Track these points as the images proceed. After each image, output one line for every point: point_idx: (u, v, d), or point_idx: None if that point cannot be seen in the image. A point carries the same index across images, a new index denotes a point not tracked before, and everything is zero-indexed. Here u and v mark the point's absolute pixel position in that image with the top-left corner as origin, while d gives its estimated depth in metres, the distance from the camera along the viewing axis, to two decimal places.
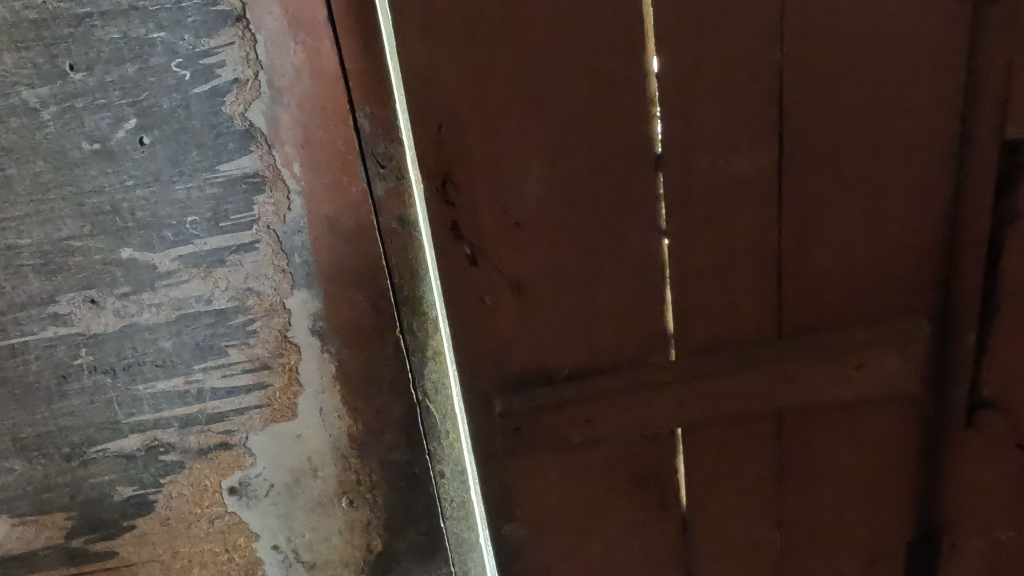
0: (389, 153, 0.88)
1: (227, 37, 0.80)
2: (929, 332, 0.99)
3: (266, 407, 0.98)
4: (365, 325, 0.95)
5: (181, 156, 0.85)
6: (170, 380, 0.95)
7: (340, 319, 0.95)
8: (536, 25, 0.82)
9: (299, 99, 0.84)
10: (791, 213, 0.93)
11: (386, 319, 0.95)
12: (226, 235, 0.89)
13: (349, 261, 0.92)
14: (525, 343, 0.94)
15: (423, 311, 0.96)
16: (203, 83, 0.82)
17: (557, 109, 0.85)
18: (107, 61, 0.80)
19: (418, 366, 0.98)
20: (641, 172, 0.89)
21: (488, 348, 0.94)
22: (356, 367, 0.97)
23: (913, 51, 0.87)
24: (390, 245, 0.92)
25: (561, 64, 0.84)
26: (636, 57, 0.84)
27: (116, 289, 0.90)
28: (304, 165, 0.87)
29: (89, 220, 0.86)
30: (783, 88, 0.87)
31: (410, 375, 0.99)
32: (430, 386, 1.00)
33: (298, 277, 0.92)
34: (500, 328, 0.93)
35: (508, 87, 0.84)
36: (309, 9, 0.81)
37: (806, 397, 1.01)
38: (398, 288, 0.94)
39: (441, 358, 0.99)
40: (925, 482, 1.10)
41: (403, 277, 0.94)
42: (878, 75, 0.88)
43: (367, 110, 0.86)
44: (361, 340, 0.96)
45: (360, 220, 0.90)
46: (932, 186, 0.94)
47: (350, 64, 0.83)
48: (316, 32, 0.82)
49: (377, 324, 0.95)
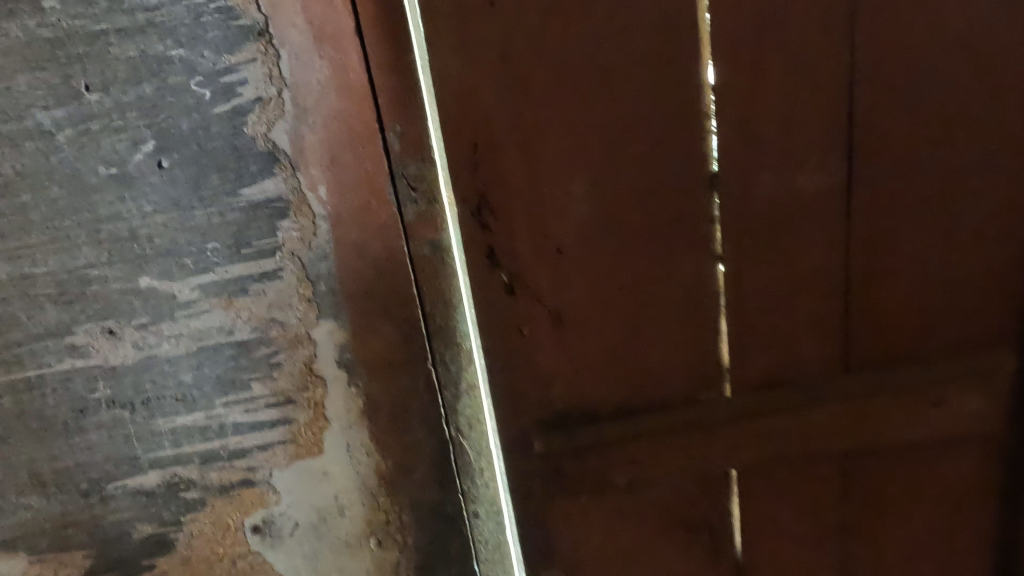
0: (421, 175, 0.82)
1: (249, 53, 0.75)
2: (1013, 366, 0.90)
3: (290, 443, 0.92)
4: (395, 357, 0.89)
5: (202, 180, 0.80)
6: (191, 415, 0.90)
7: (369, 351, 0.89)
8: (581, 36, 0.75)
9: (325, 118, 0.78)
10: (860, 235, 0.85)
11: (417, 351, 0.89)
12: (248, 262, 0.83)
13: (377, 290, 0.86)
14: (566, 377, 0.88)
15: (457, 342, 0.90)
16: (224, 102, 0.77)
17: (603, 126, 0.79)
18: (124, 80, 0.75)
19: (451, 402, 0.93)
20: (694, 193, 0.82)
21: (527, 383, 0.88)
22: (385, 402, 0.91)
23: (1002, 56, 0.78)
24: (422, 272, 0.86)
25: (608, 77, 0.77)
26: (691, 68, 0.77)
27: (134, 319, 0.85)
28: (331, 188, 0.81)
29: (106, 248, 0.82)
30: (853, 99, 0.79)
31: (442, 410, 0.92)
32: (463, 422, 0.94)
33: (324, 307, 0.86)
34: (539, 361, 0.87)
35: (550, 104, 0.77)
36: (336, 22, 0.75)
37: (875, 436, 0.92)
38: (430, 318, 0.88)
39: (475, 392, 0.94)
40: (1008, 530, 1.00)
41: (435, 306, 0.88)
42: (963, 83, 0.78)
43: (397, 129, 0.80)
44: (390, 372, 0.90)
45: (389, 246, 0.84)
46: (1020, 205, 0.84)
47: (379, 80, 0.78)
48: (343, 45, 0.76)
49: (408, 356, 0.89)
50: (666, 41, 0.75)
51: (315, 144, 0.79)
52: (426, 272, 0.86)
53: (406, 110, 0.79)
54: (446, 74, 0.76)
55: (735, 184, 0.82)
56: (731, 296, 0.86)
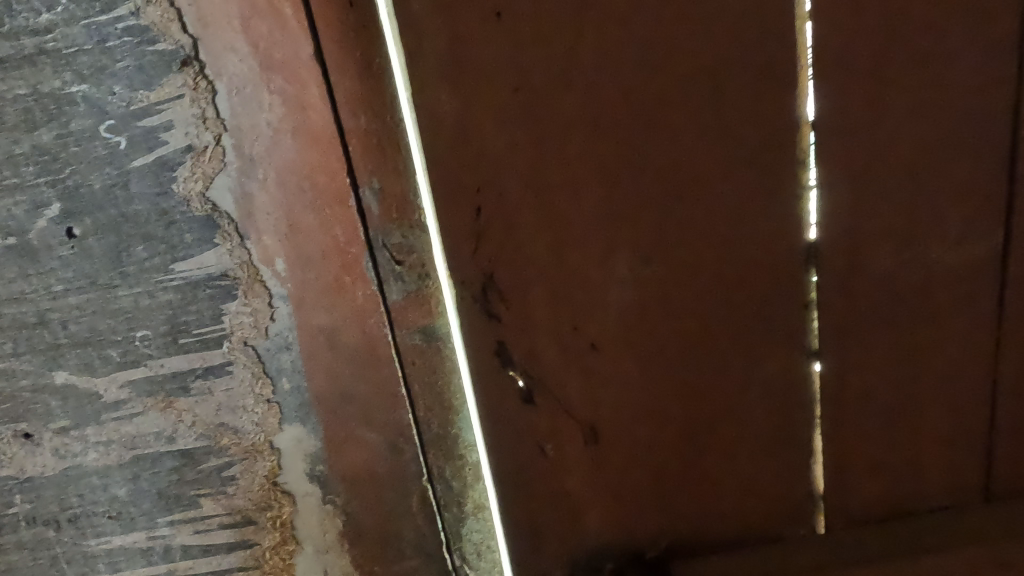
0: (408, 245, 0.61)
1: (173, 88, 0.56)
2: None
3: (252, 569, 0.73)
4: (381, 470, 0.69)
5: (122, 252, 0.61)
6: (128, 535, 0.71)
7: (347, 463, 0.69)
8: (629, 62, 0.54)
9: (278, 171, 0.58)
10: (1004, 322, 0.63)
11: (409, 463, 0.69)
12: (188, 354, 0.64)
13: (356, 388, 0.66)
14: (603, 505, 0.68)
15: (460, 455, 0.69)
16: (146, 153, 0.58)
17: (658, 184, 0.58)
18: (14, 127, 0.57)
19: (454, 526, 0.72)
20: (778, 270, 0.61)
21: (554, 510, 0.68)
22: (370, 522, 0.71)
23: None
24: (413, 368, 0.65)
25: (665, 120, 0.56)
26: (783, 102, 0.56)
27: (52, 422, 0.67)
28: (289, 261, 0.61)
29: (10, 336, 0.64)
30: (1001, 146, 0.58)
31: (443, 536, 0.72)
32: (470, 550, 0.73)
33: (288, 409, 0.67)
34: (569, 485, 0.67)
35: (583, 156, 0.56)
36: (286, 44, 0.55)
37: None
38: (424, 425, 0.67)
39: (486, 514, 0.72)
40: None
41: (431, 410, 0.67)
42: None
43: (374, 184, 0.59)
44: (375, 488, 0.70)
45: (369, 334, 0.64)
46: None
47: (349, 120, 0.57)
48: (296, 75, 0.56)
49: (397, 469, 0.69)
50: (744, 68, 0.55)
51: (265, 206, 0.59)
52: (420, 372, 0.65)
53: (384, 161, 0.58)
54: (439, 116, 0.55)
55: (837, 258, 0.61)
56: (830, 399, 0.65)
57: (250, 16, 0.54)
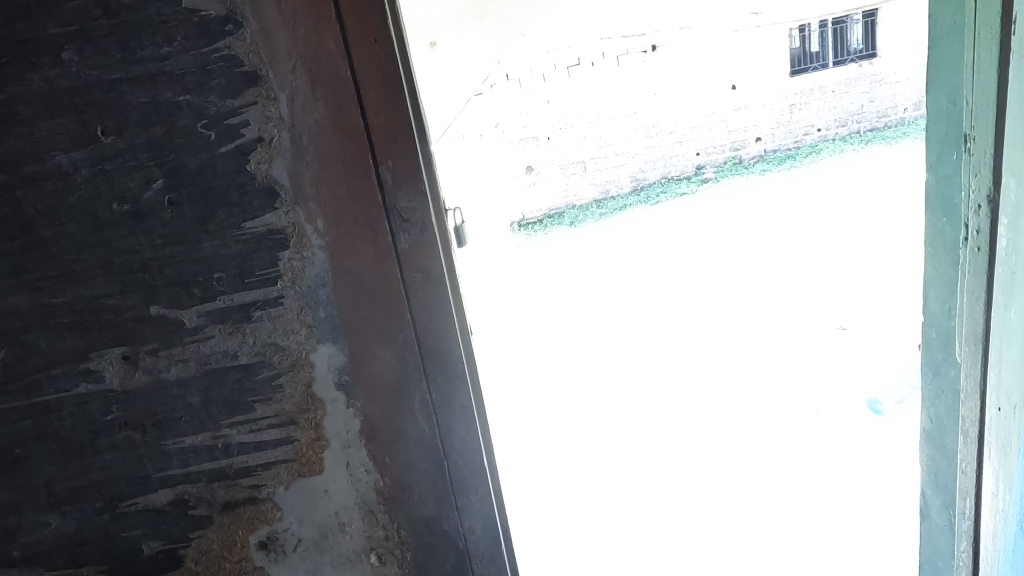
0: (412, 208, 0.87)
1: (250, 97, 0.81)
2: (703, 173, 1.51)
3: (291, 461, 0.97)
4: (390, 378, 0.94)
5: (208, 216, 0.85)
6: (198, 435, 0.95)
7: (365, 372, 0.93)
8: None
9: (321, 156, 0.84)
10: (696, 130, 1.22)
11: (410, 371, 0.94)
12: (252, 290, 0.89)
13: (371, 314, 0.91)
14: None
15: (449, 364, 0.94)
16: (228, 143, 0.83)
17: None
18: (136, 125, 0.82)
19: (444, 421, 0.96)
20: None
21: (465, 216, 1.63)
22: (381, 419, 0.96)
23: None
24: (414, 297, 0.90)
25: None
26: None
27: (146, 345, 0.90)
28: (327, 221, 0.87)
29: (119, 280, 0.87)
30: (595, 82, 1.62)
31: (436, 429, 0.97)
32: (457, 439, 0.97)
33: (323, 330, 0.91)
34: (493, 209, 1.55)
35: None
36: (330, 66, 0.81)
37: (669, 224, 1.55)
38: (423, 340, 0.92)
39: (467, 412, 0.97)
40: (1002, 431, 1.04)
41: (426, 330, 0.92)
42: None
43: (389, 164, 0.85)
44: (386, 393, 0.94)
45: (384, 271, 0.89)
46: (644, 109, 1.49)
47: (373, 119, 0.83)
48: (335, 88, 0.82)
49: (401, 376, 0.94)
50: None
51: (311, 180, 0.85)
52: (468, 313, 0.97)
53: None
54: None
55: None
56: None
57: (307, 51, 0.81)
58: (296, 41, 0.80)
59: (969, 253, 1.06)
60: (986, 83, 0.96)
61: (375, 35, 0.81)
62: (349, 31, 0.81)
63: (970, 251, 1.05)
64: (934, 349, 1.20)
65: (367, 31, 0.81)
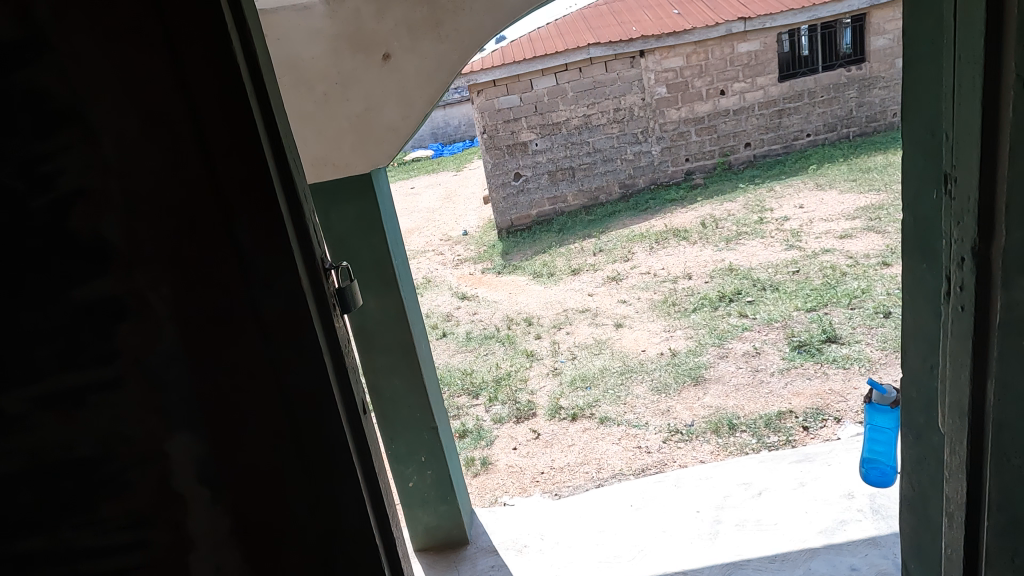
0: (268, 270, 0.83)
1: (66, 145, 0.78)
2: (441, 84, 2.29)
3: (146, 560, 0.90)
4: (255, 451, 0.89)
5: (27, 285, 0.81)
6: (38, 537, 0.87)
7: (224, 450, 0.88)
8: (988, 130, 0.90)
9: (161, 218, 0.81)
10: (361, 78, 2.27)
11: (276, 445, 0.89)
12: (87, 372, 0.83)
13: (224, 384, 0.86)
14: None
15: (320, 433, 0.89)
16: (47, 200, 0.79)
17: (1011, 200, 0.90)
18: None
19: (324, 492, 0.91)
20: None
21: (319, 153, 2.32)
22: (249, 497, 0.90)
23: (360, 69, 2.26)
24: (280, 362, 0.86)
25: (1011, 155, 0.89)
26: (313, 70, 2.25)
27: None
28: (170, 290, 0.83)
29: None
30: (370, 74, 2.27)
31: (315, 503, 0.91)
32: (338, 512, 0.92)
33: (177, 415, 0.86)
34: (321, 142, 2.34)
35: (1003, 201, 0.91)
36: (168, 121, 0.79)
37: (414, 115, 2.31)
38: (290, 409, 0.88)
39: (345, 484, 0.91)
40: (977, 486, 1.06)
41: (291, 401, 0.87)
42: (363, 71, 2.26)
43: (242, 225, 0.82)
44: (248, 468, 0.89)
45: (240, 337, 0.85)
46: (389, 79, 2.28)
47: (223, 167, 0.81)
48: (183, 150, 0.80)
49: (270, 447, 0.89)
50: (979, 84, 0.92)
51: (160, 248, 0.82)
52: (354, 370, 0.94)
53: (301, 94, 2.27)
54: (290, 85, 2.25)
55: None
56: None
57: (153, 113, 0.79)
58: (140, 107, 0.79)
59: (955, 311, 1.05)
60: (971, 116, 0.96)
61: (212, 83, 0.79)
62: (195, 92, 0.79)
63: (954, 309, 1.05)
64: (916, 412, 1.32)
65: (215, 87, 0.79)
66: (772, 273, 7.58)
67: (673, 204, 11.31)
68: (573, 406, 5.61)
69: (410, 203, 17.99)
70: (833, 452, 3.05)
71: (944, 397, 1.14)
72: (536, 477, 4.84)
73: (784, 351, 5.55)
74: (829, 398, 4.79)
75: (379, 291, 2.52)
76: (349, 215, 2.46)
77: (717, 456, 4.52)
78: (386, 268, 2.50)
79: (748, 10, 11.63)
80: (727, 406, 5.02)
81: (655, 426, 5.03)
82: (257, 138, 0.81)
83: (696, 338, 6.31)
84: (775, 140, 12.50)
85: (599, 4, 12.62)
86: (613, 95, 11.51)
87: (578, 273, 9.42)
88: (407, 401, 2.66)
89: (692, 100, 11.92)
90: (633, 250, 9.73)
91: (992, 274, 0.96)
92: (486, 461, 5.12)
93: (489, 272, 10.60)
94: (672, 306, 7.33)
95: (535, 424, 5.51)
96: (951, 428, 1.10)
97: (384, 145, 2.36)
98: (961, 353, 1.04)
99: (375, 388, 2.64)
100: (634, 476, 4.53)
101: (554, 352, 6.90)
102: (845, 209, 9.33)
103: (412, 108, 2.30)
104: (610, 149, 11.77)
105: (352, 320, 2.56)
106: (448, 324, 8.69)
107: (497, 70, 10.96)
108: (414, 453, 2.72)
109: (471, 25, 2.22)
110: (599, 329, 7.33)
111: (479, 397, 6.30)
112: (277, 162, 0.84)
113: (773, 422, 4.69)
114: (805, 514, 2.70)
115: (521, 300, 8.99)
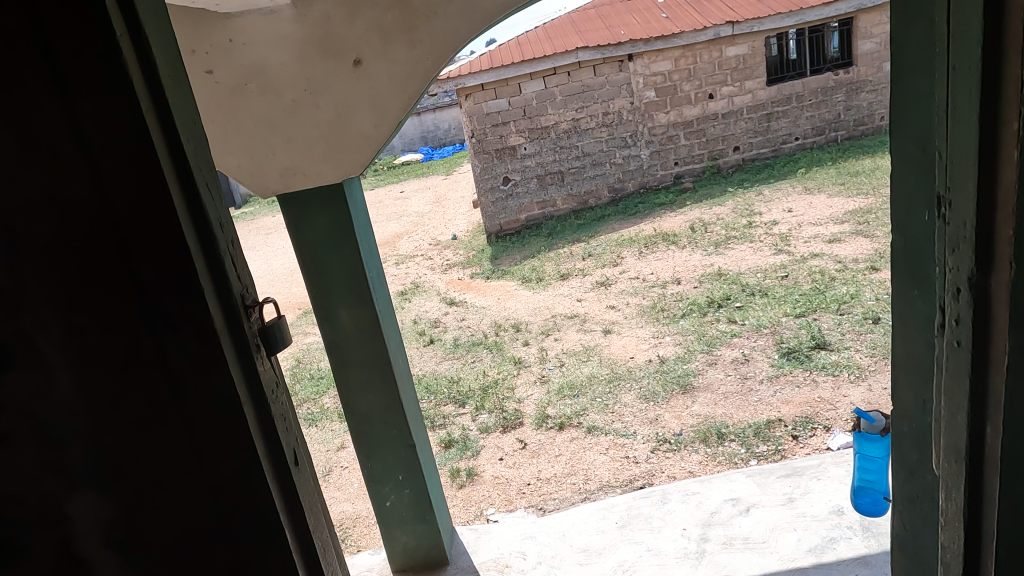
0: (178, 313, 0.79)
1: None
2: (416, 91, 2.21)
3: None
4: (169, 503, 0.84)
5: None
6: None
7: (134, 508, 0.84)
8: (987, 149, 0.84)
9: (53, 262, 0.76)
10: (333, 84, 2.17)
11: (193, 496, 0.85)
12: None
13: (130, 435, 0.81)
14: None
15: (241, 479, 0.85)
16: None
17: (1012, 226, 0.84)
18: None
19: (247, 540, 0.87)
20: None
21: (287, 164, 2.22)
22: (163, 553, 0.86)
23: (331, 76, 2.17)
24: (194, 407, 0.82)
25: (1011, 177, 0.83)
26: (280, 76, 2.15)
27: None
28: (66, 340, 0.78)
29: None
30: (341, 80, 2.18)
31: (237, 553, 0.88)
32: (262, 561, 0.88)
33: (83, 474, 0.81)
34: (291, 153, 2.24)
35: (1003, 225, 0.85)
36: (54, 158, 0.74)
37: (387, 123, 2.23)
38: (208, 454, 0.83)
39: (269, 532, 0.87)
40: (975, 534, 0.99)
41: (210, 446, 0.83)
42: (334, 78, 2.17)
43: (143, 268, 0.77)
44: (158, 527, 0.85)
45: (150, 384, 0.81)
46: (361, 85, 2.19)
47: (121, 206, 0.75)
48: (77, 190, 0.74)
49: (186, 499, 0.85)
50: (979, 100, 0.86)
51: (53, 293, 0.77)
52: (281, 401, 0.91)
53: (269, 100, 2.18)
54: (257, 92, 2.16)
55: None
56: None
57: (46, 151, 0.74)
58: (26, 145, 0.73)
59: (948, 347, 0.98)
60: (964, 136, 0.90)
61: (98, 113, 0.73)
62: (88, 126, 0.74)
63: (948, 344, 0.98)
64: (909, 448, 1.27)
65: (110, 121, 0.74)
66: (761, 278, 7.54)
67: (662, 209, 11.26)
68: (560, 415, 5.52)
69: (399, 207, 17.89)
70: (823, 466, 2.98)
71: (937, 438, 1.06)
72: (522, 489, 4.75)
73: (773, 358, 5.49)
74: (818, 406, 4.73)
75: (353, 305, 2.43)
76: (322, 225, 2.37)
77: (706, 467, 4.44)
78: (359, 281, 2.41)
79: (736, 14, 11.62)
80: (715, 415, 4.95)
81: (643, 435, 4.96)
82: (164, 174, 0.76)
83: (684, 345, 6.24)
84: (764, 144, 12.50)
85: (586, 8, 12.58)
86: (602, 99, 11.47)
87: (567, 278, 9.36)
88: (382, 417, 2.56)
89: (681, 104, 11.90)
90: (622, 254, 9.67)
91: (994, 310, 0.89)
92: (471, 471, 5.03)
93: (478, 277, 10.51)
94: (661, 312, 7.27)
95: (522, 434, 5.42)
96: (945, 472, 1.02)
97: (355, 153, 2.27)
98: (956, 393, 0.97)
99: (350, 405, 2.55)
100: (622, 487, 4.45)
101: (542, 359, 6.82)
102: (834, 213, 9.31)
103: (385, 115, 2.23)
104: (599, 153, 11.74)
105: (325, 334, 2.47)
106: (436, 331, 8.59)
107: (484, 74, 10.88)
108: (390, 472, 2.63)
109: (446, 29, 2.15)
110: (588, 335, 7.25)
111: (466, 406, 6.20)
112: (186, 198, 0.80)
113: (762, 431, 4.62)
114: (793, 532, 2.62)
115: (509, 306, 8.91)
